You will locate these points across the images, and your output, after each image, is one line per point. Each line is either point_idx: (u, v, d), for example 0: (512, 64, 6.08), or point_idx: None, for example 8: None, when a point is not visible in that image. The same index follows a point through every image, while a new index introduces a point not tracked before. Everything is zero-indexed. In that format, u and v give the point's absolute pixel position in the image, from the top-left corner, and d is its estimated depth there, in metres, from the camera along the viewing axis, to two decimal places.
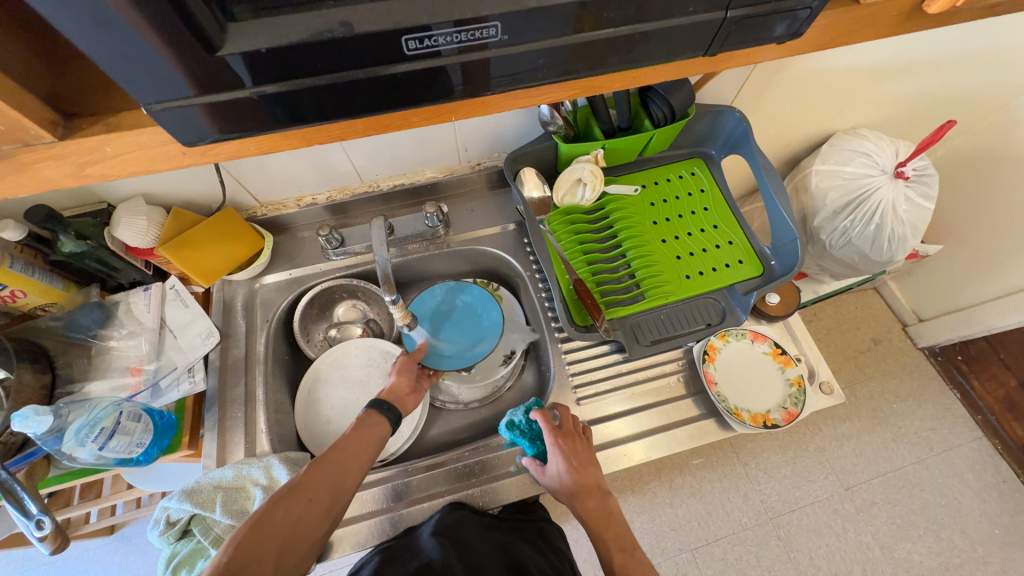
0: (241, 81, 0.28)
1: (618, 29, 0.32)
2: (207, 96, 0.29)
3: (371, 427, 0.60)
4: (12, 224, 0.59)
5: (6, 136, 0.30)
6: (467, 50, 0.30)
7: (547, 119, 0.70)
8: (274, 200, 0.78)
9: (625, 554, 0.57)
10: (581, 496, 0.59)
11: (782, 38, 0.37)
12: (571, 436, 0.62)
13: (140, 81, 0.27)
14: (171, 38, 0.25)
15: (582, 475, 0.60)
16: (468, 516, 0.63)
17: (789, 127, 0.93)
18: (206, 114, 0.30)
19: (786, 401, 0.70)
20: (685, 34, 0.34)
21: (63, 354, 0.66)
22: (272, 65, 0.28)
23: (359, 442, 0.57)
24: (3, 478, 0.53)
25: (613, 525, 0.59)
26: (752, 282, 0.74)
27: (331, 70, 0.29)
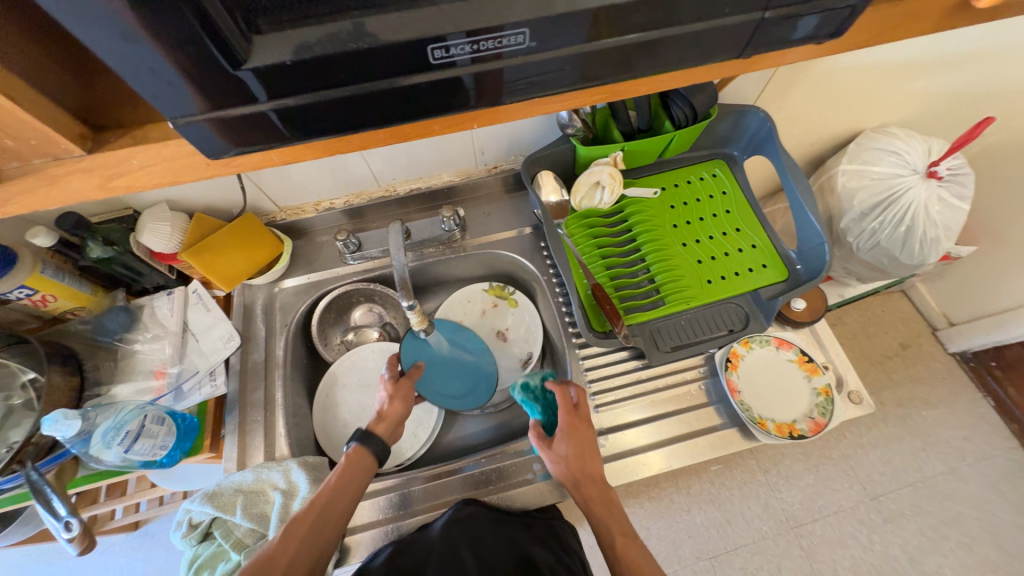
0: (263, 94, 0.28)
1: (648, 33, 0.31)
2: (228, 108, 0.29)
3: (353, 473, 0.55)
4: (42, 231, 0.61)
5: (38, 150, 0.30)
6: (479, 60, 0.30)
7: (565, 121, 0.71)
8: (293, 205, 0.79)
9: (628, 540, 0.53)
10: (586, 479, 0.57)
11: (821, 37, 0.35)
12: (583, 418, 0.61)
13: (165, 95, 0.27)
14: (197, 51, 0.25)
15: (589, 458, 0.58)
16: (480, 512, 0.62)
17: (815, 126, 0.90)
18: (230, 126, 0.30)
19: (813, 411, 0.68)
20: (718, 35, 0.32)
21: (92, 357, 0.68)
22: (293, 76, 0.28)
23: (342, 493, 0.53)
24: (35, 479, 0.56)
25: (616, 512, 0.56)
26: (777, 286, 0.72)
27: (353, 81, 0.29)
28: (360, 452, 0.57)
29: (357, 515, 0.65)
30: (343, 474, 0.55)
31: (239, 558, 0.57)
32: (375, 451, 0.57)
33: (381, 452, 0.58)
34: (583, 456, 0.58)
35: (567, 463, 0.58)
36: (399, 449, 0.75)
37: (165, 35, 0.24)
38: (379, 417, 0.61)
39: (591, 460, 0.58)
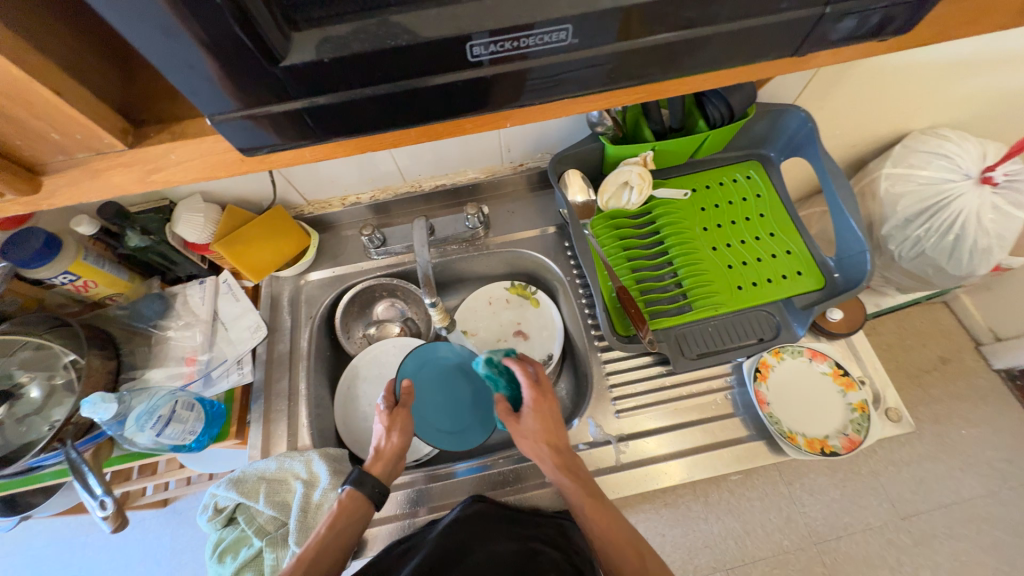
0: (297, 92, 0.28)
1: (698, 30, 0.30)
2: (260, 107, 0.29)
3: (348, 521, 0.55)
4: (86, 219, 0.64)
5: (83, 144, 0.31)
6: (500, 61, 0.29)
7: (595, 119, 0.70)
8: (320, 199, 0.80)
9: (595, 500, 0.55)
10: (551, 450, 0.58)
11: (884, 34, 0.33)
12: (546, 392, 0.62)
13: (202, 92, 0.27)
14: (238, 49, 0.25)
15: (553, 429, 0.59)
16: (491, 508, 0.61)
17: (858, 128, 0.86)
18: (267, 124, 0.30)
19: (847, 427, 0.64)
20: (772, 32, 0.31)
21: (128, 341, 0.71)
22: (328, 75, 0.28)
23: (334, 546, 0.53)
24: (73, 458, 0.59)
25: (582, 478, 0.57)
26: (812, 295, 0.68)
27: (389, 79, 0.29)
28: (353, 494, 0.56)
29: None
30: (337, 519, 0.55)
31: (261, 544, 0.59)
32: (370, 495, 0.56)
33: (377, 498, 0.56)
34: (548, 427, 0.59)
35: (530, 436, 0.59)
36: (417, 445, 0.75)
37: (212, 31, 0.24)
38: (377, 454, 0.59)
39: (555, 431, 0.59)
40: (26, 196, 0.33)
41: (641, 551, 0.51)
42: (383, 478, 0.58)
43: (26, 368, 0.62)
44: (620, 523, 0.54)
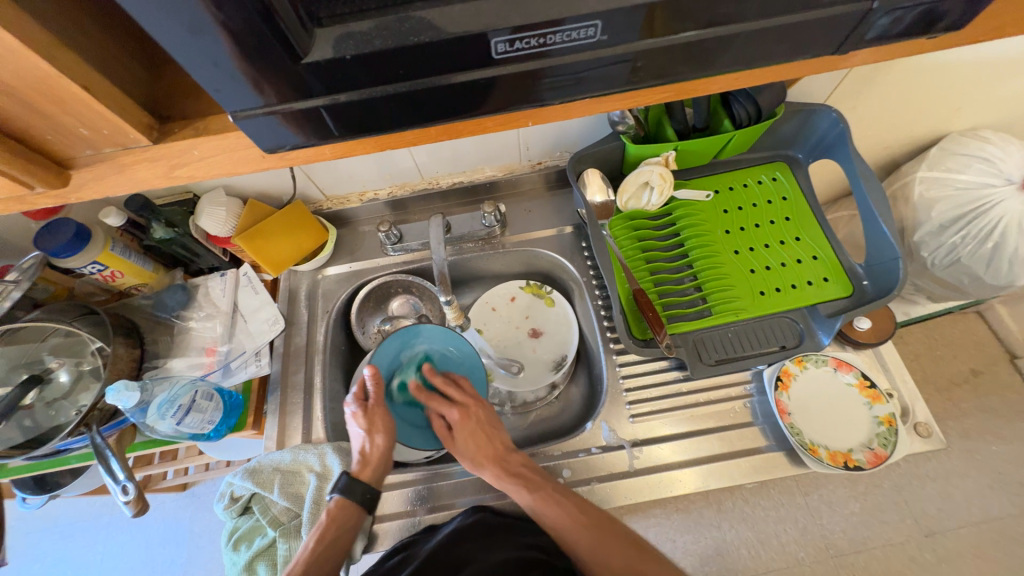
0: (317, 90, 0.28)
1: (733, 27, 0.28)
2: (284, 104, 0.29)
3: (341, 525, 0.56)
4: (114, 211, 0.65)
5: (109, 139, 0.31)
6: (513, 60, 0.28)
7: (616, 118, 0.67)
8: (339, 194, 0.81)
9: (541, 492, 0.58)
10: (486, 463, 0.61)
11: (935, 31, 0.31)
12: (469, 406, 0.64)
13: (226, 89, 0.27)
14: (262, 44, 0.25)
15: (483, 441, 0.62)
16: (490, 517, 0.63)
17: (893, 129, 0.82)
18: (290, 121, 0.30)
19: (872, 441, 0.62)
20: (813, 27, 0.29)
21: (151, 331, 0.73)
22: (348, 73, 0.27)
23: (331, 550, 0.54)
24: (98, 443, 0.60)
25: (525, 475, 0.60)
26: (839, 303, 0.66)
27: (411, 77, 0.28)
28: (341, 503, 0.57)
29: (384, 504, 0.65)
30: (327, 530, 0.56)
31: (274, 534, 0.60)
32: (360, 500, 0.57)
33: (368, 502, 0.58)
34: (478, 441, 0.62)
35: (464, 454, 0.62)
36: None
37: (238, 26, 0.23)
38: (363, 460, 0.59)
39: (486, 444, 0.62)
40: (56, 189, 0.34)
41: (593, 527, 0.55)
42: (372, 482, 0.59)
43: (56, 354, 0.65)
44: (569, 504, 0.57)
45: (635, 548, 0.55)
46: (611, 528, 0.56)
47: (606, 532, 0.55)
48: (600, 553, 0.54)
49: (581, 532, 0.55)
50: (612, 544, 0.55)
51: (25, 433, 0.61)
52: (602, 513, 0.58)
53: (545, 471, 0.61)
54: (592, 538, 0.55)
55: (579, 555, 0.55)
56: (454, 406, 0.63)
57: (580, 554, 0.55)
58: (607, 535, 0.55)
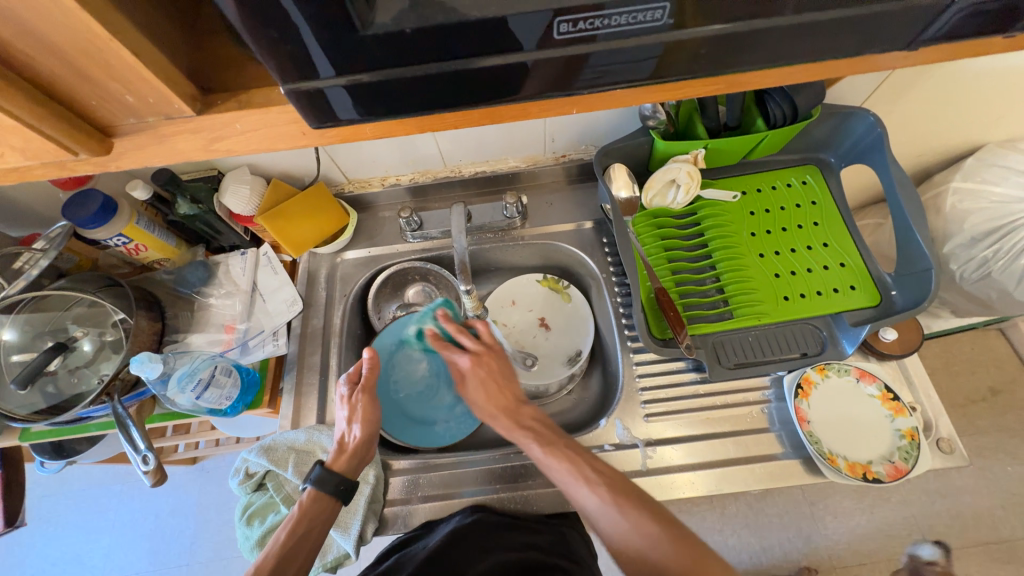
0: (341, 68, 0.28)
1: (798, 17, 0.28)
2: (340, 77, 0.28)
3: (315, 519, 0.54)
4: (140, 184, 0.66)
5: (153, 108, 0.32)
6: (571, 42, 0.28)
7: (648, 112, 0.67)
8: (361, 178, 0.81)
9: (549, 446, 0.55)
10: (498, 413, 0.60)
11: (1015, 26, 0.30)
12: (489, 351, 0.63)
13: (283, 60, 0.27)
14: (326, 12, 0.25)
15: (492, 391, 0.61)
16: (490, 517, 0.62)
17: (929, 137, 0.80)
18: (344, 97, 0.30)
19: (894, 454, 0.61)
20: (889, 18, 0.28)
21: (172, 305, 0.74)
22: (370, 53, 0.27)
23: (300, 547, 0.52)
24: (120, 413, 0.61)
25: (535, 428, 0.58)
26: (865, 312, 0.65)
27: (466, 54, 0.28)
28: (315, 495, 0.55)
29: (392, 489, 0.66)
30: (300, 522, 0.54)
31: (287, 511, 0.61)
32: (332, 490, 0.55)
33: (342, 493, 0.56)
34: (488, 392, 0.61)
35: (477, 403, 0.62)
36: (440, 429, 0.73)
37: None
38: (340, 448, 0.58)
39: (496, 394, 0.61)
40: (97, 156, 0.34)
41: (604, 486, 0.50)
42: (348, 474, 0.58)
43: (81, 323, 0.66)
44: (579, 462, 0.53)
45: (646, 509, 0.48)
46: (621, 489, 0.50)
47: (618, 494, 0.50)
48: (609, 512, 0.49)
49: (590, 491, 0.50)
50: (621, 506, 0.49)
51: (47, 398, 0.62)
52: (617, 475, 0.52)
53: (561, 428, 0.58)
54: (602, 497, 0.50)
55: (590, 515, 0.51)
56: (467, 354, 0.62)
57: (591, 513, 0.51)
58: (618, 496, 0.50)
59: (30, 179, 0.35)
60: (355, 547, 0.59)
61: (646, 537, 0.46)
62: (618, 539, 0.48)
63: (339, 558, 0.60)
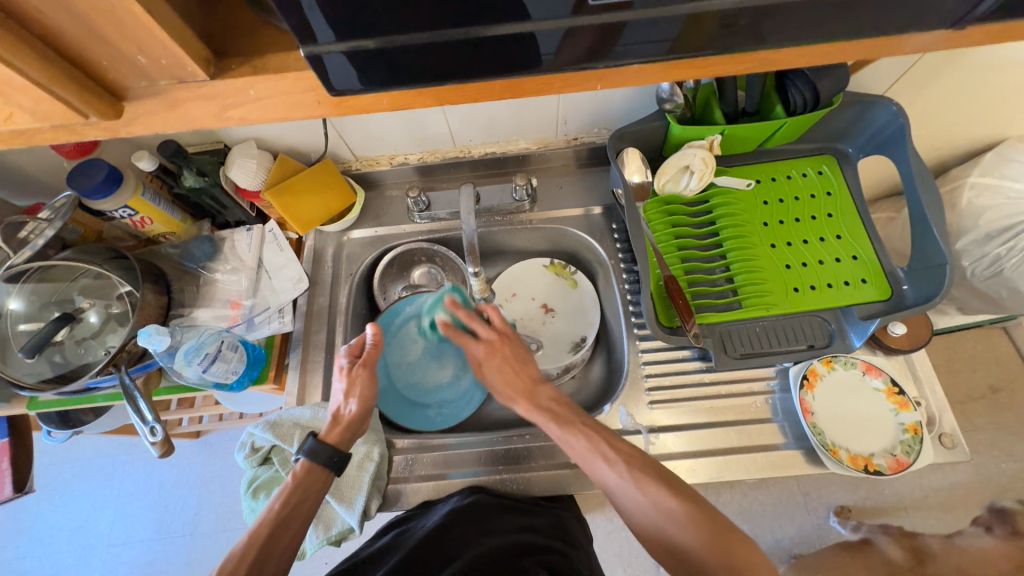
0: (372, 30, 0.29)
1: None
2: (367, 39, 0.29)
3: (308, 489, 0.54)
4: (146, 155, 0.65)
5: (166, 71, 0.31)
6: (605, 8, 0.29)
7: (665, 94, 0.64)
8: (369, 156, 0.79)
9: (567, 424, 0.55)
10: (516, 395, 0.59)
11: None
12: (503, 336, 0.62)
13: (315, 18, 0.27)
14: None
15: (511, 376, 0.60)
16: (489, 499, 0.62)
17: (950, 131, 0.78)
18: (368, 60, 0.30)
19: (896, 447, 0.61)
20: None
21: (178, 280, 0.73)
22: (375, 18, 0.28)
23: (293, 517, 0.52)
24: (127, 384, 0.62)
25: (551, 409, 0.57)
26: (875, 306, 0.64)
27: (495, 19, 0.29)
28: (308, 466, 0.55)
29: (396, 467, 0.66)
30: (292, 492, 0.53)
31: None
32: (326, 461, 0.55)
33: (336, 466, 0.56)
34: (505, 377, 0.60)
35: (495, 389, 0.61)
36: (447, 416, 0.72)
37: None
38: (335, 421, 0.58)
39: (513, 379, 0.60)
40: (107, 121, 0.33)
41: (622, 462, 0.50)
42: (342, 444, 0.58)
43: (87, 295, 0.66)
44: (595, 438, 0.53)
45: (666, 486, 0.48)
46: (641, 464, 0.50)
47: (636, 468, 0.50)
48: (628, 488, 0.49)
49: (609, 467, 0.50)
50: (641, 482, 0.49)
51: (55, 368, 0.62)
52: (634, 450, 0.52)
53: (578, 405, 0.58)
54: (620, 473, 0.50)
55: (609, 489, 0.51)
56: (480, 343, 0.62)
57: (608, 488, 0.51)
58: (636, 473, 0.49)
59: (37, 142, 0.34)
60: (359, 522, 0.60)
61: (667, 513, 0.47)
62: (636, 510, 0.48)
63: (344, 532, 0.61)
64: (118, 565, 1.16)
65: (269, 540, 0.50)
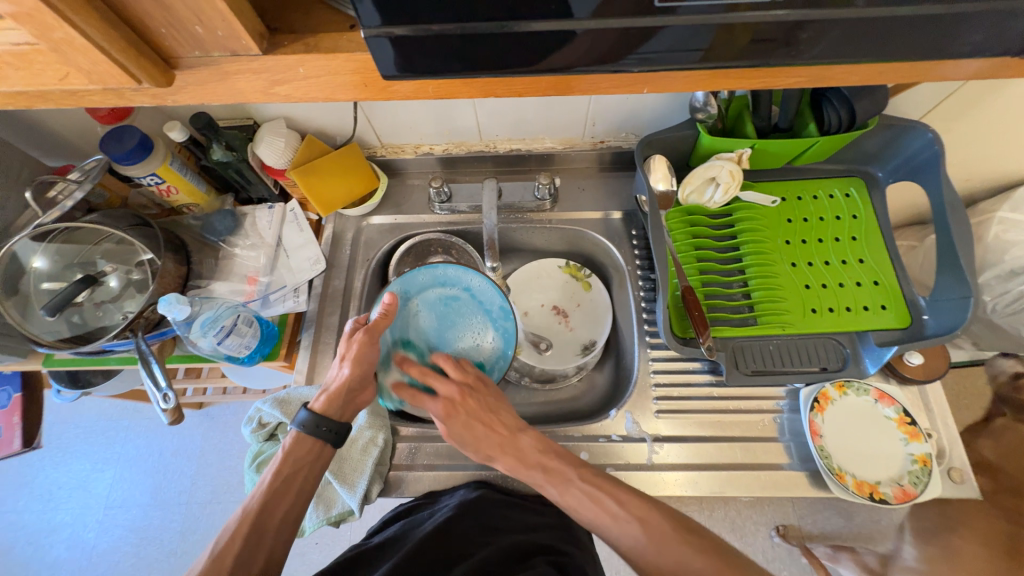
0: (423, 14, 0.29)
1: (864, 11, 0.29)
2: (419, 24, 0.29)
3: (302, 460, 0.55)
4: (179, 126, 0.65)
5: (220, 43, 0.32)
6: (662, 12, 0.29)
7: (699, 103, 0.65)
8: (395, 143, 0.80)
9: (568, 485, 0.54)
10: (496, 454, 0.58)
11: None
12: (463, 388, 0.58)
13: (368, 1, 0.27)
14: None
15: (481, 433, 0.58)
16: (491, 494, 0.62)
17: (985, 162, 0.76)
18: (417, 48, 0.31)
19: (904, 477, 0.60)
20: (954, 25, 0.30)
21: (198, 251, 0.74)
22: (433, 4, 0.28)
23: (287, 491, 0.53)
24: (143, 349, 0.62)
25: (543, 465, 0.57)
26: (892, 333, 0.63)
27: (547, 12, 0.29)
28: (298, 438, 0.56)
29: (399, 455, 0.67)
30: (284, 465, 0.54)
31: None
32: (315, 433, 0.55)
33: (327, 435, 0.56)
34: (477, 434, 0.58)
35: (468, 446, 0.59)
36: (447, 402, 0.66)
37: None
38: (324, 390, 0.57)
39: (487, 436, 0.58)
40: (157, 88, 0.34)
41: (636, 521, 0.50)
42: (336, 415, 0.57)
43: (109, 260, 0.68)
44: (601, 496, 0.53)
45: (689, 544, 0.48)
46: (655, 521, 0.50)
47: (652, 526, 0.50)
48: (643, 547, 0.49)
49: (620, 528, 0.50)
50: (658, 539, 0.49)
51: (72, 328, 0.63)
52: (645, 504, 0.52)
53: (569, 456, 0.57)
54: (634, 533, 0.50)
55: (623, 552, 0.50)
56: (439, 399, 0.58)
57: (623, 550, 0.50)
58: (652, 530, 0.49)
59: (86, 104, 0.35)
60: (360, 505, 0.61)
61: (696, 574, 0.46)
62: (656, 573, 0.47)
63: (343, 514, 0.62)
64: (114, 526, 1.18)
65: (259, 515, 0.50)
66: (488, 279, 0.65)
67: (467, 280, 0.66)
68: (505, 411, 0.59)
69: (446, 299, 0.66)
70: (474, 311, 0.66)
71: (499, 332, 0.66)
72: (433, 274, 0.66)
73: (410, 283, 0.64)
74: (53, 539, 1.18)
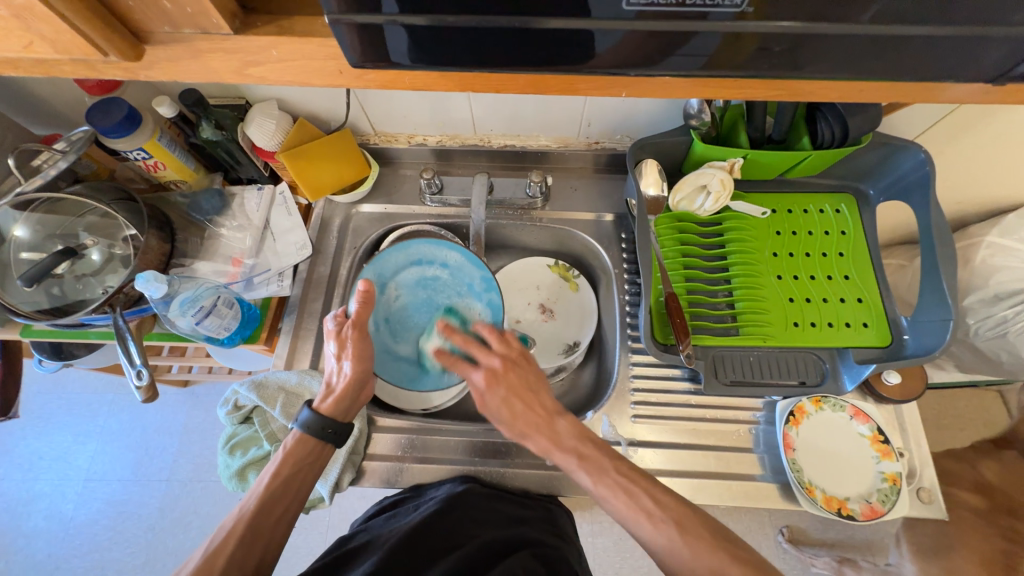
0: (401, 6, 0.28)
1: (847, 28, 0.29)
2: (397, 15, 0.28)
3: (303, 462, 0.55)
4: (168, 100, 0.65)
5: (191, 20, 0.31)
6: (642, 14, 0.29)
7: (693, 111, 0.63)
8: (388, 131, 0.79)
9: (603, 478, 0.51)
10: (531, 432, 0.55)
11: None
12: (508, 360, 0.57)
13: None
14: None
15: (520, 408, 0.56)
16: (477, 489, 0.62)
17: (979, 186, 0.76)
18: (395, 37, 0.30)
19: (872, 494, 0.61)
20: (937, 46, 0.30)
21: (184, 229, 0.74)
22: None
23: (285, 492, 0.52)
24: (119, 325, 0.62)
25: (578, 451, 0.53)
26: (872, 351, 0.64)
27: (527, 10, 0.28)
28: (302, 438, 0.55)
29: (374, 445, 0.67)
30: (284, 464, 0.54)
31: (270, 448, 0.63)
32: (318, 433, 0.55)
33: (331, 436, 0.56)
34: (516, 411, 0.56)
35: (505, 422, 0.56)
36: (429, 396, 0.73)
37: None
38: (328, 391, 0.57)
39: (527, 413, 0.55)
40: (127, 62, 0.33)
41: (671, 521, 0.47)
42: (339, 417, 0.57)
43: (92, 232, 0.67)
44: (634, 491, 0.50)
45: (725, 552, 0.45)
46: (694, 528, 0.47)
47: (689, 532, 0.47)
48: (680, 551, 0.46)
49: (653, 525, 0.47)
50: (692, 541, 0.46)
51: (51, 300, 0.63)
52: (681, 506, 0.49)
53: (607, 446, 0.54)
54: (669, 534, 0.47)
55: (655, 554, 0.47)
56: (482, 368, 0.57)
57: (656, 553, 0.47)
58: (689, 535, 0.47)
59: (56, 73, 0.34)
60: (330, 493, 0.61)
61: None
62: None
63: (314, 500, 0.63)
64: (93, 499, 1.18)
65: (255, 517, 0.50)
66: (464, 254, 0.66)
67: (443, 256, 0.67)
68: (545, 390, 0.57)
69: (425, 279, 0.68)
70: (457, 286, 0.67)
71: (484, 305, 0.66)
72: (407, 256, 0.67)
73: (384, 266, 0.65)
74: (31, 509, 1.18)
